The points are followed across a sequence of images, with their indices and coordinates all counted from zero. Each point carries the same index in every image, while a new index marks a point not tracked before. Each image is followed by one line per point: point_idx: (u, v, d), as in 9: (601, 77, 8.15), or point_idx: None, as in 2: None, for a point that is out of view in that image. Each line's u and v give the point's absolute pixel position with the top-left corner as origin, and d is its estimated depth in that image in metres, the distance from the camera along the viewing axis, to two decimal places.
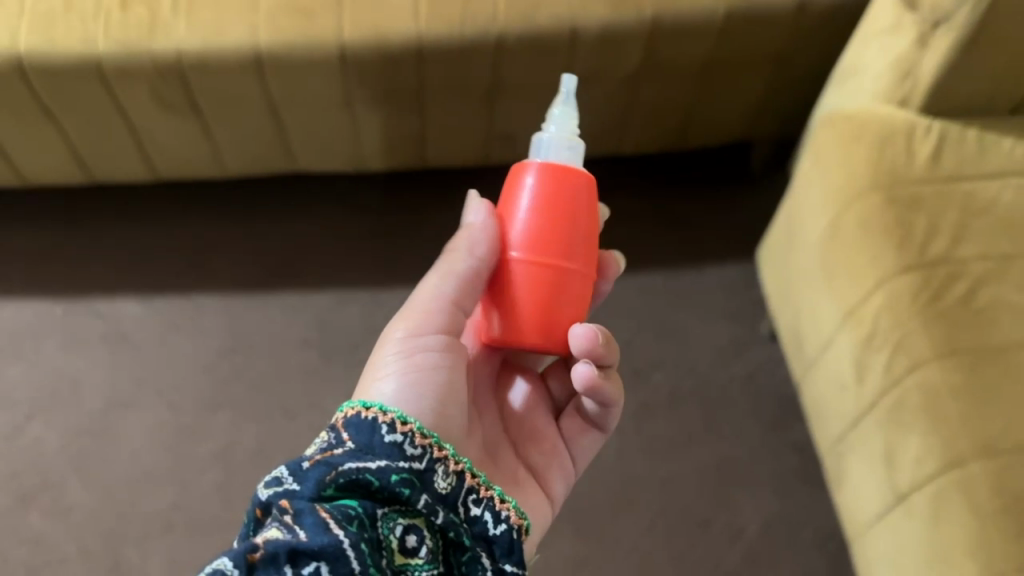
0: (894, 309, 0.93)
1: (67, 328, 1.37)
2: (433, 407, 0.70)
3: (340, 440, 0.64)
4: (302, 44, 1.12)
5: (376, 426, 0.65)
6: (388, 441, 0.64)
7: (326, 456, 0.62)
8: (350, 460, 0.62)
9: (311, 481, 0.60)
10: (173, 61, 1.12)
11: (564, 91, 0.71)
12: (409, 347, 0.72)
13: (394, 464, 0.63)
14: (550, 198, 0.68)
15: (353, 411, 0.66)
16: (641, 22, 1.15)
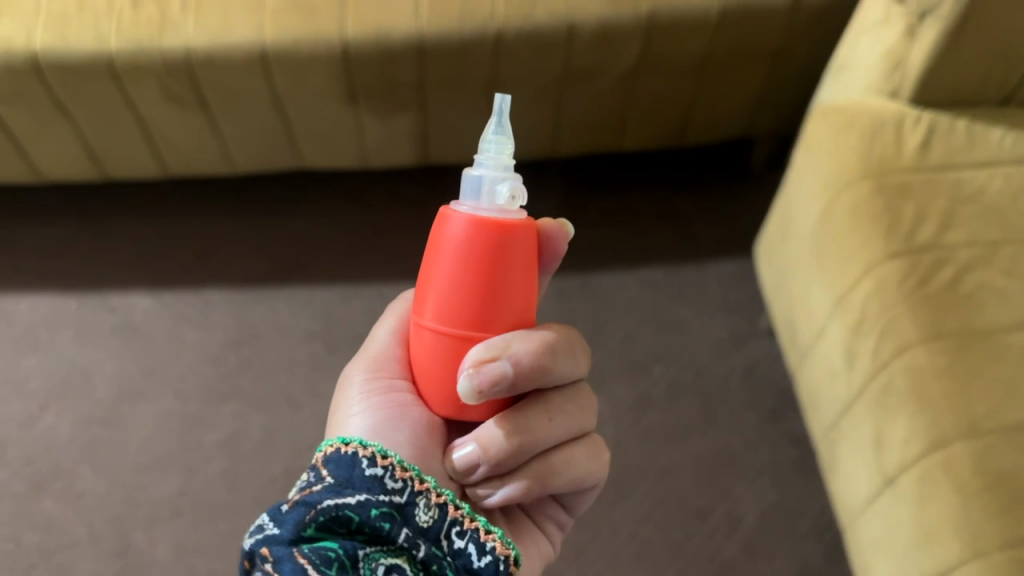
0: (883, 293, 0.95)
1: (81, 321, 1.41)
2: (408, 441, 0.63)
3: (319, 478, 0.58)
4: (306, 41, 1.15)
5: (355, 464, 0.59)
6: (368, 474, 0.58)
7: (304, 496, 0.56)
8: (327, 498, 0.56)
9: (289, 525, 0.55)
10: (182, 58, 1.16)
11: (497, 111, 0.59)
12: (374, 391, 0.66)
13: (372, 499, 0.57)
14: (472, 260, 0.57)
15: (331, 449, 0.60)
16: (636, 17, 1.18)
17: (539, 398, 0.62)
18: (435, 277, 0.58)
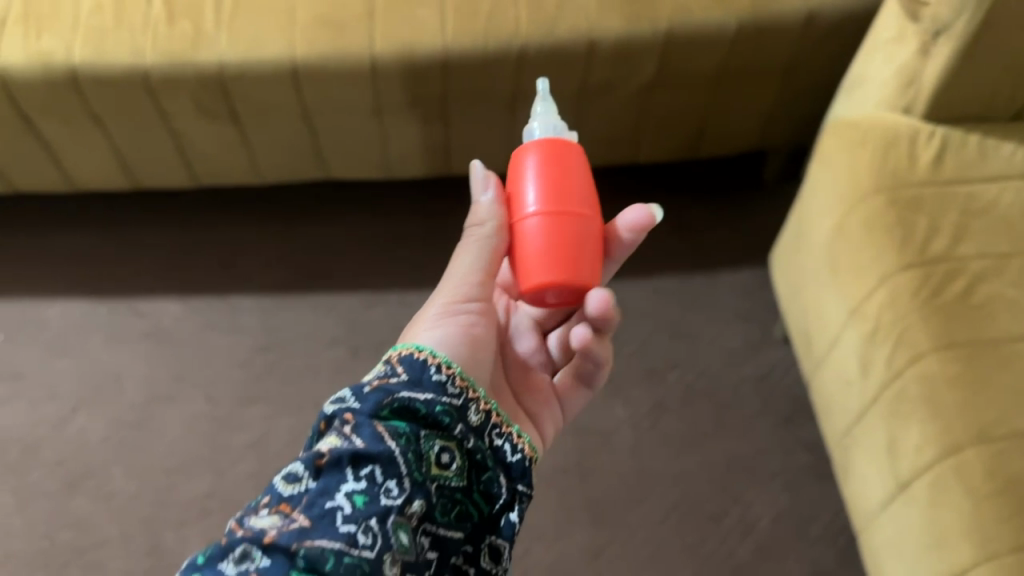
0: (897, 304, 0.98)
1: (112, 326, 1.45)
2: (467, 359, 0.76)
3: (394, 371, 0.71)
4: (334, 55, 1.19)
5: (427, 366, 0.72)
6: (435, 378, 0.72)
7: (383, 383, 0.69)
8: (404, 389, 0.69)
9: (371, 400, 0.67)
10: (214, 73, 1.20)
11: (541, 88, 0.76)
12: (446, 310, 0.78)
13: (438, 395, 0.71)
14: (549, 158, 0.72)
15: (407, 351, 0.73)
16: (655, 34, 1.21)
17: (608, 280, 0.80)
18: (524, 183, 0.72)
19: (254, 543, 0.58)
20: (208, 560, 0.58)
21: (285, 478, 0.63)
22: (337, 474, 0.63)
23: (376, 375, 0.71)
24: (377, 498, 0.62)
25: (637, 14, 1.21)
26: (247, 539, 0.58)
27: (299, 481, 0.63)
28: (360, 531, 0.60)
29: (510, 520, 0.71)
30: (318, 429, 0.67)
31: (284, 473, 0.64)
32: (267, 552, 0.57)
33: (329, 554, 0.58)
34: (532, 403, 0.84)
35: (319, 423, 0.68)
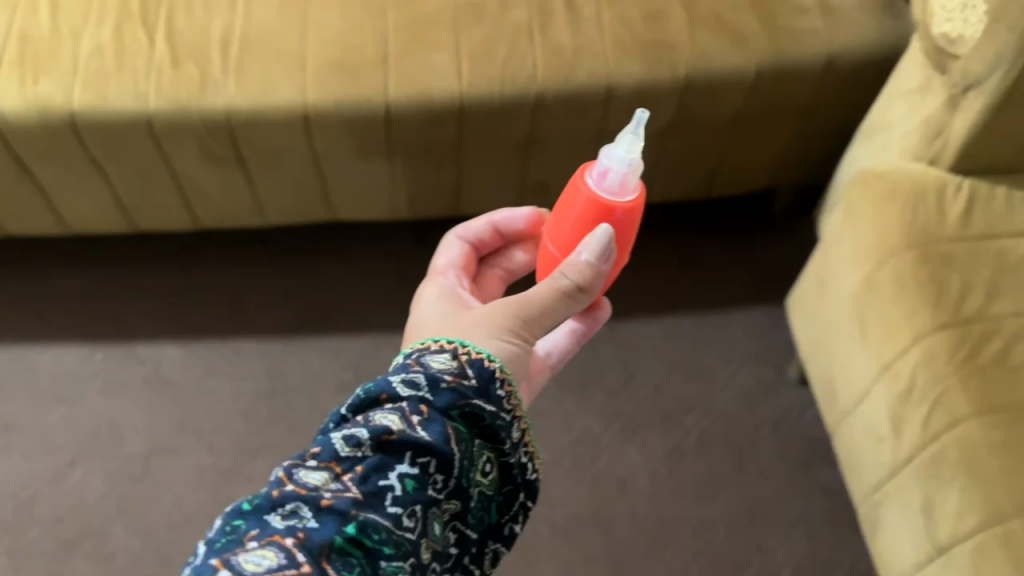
0: (931, 365, 0.96)
1: (109, 374, 1.39)
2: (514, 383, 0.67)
3: (464, 372, 0.62)
4: (347, 102, 1.16)
5: (494, 380, 0.63)
6: (499, 394, 0.63)
7: (458, 383, 0.61)
8: (476, 396, 0.61)
9: (444, 397, 0.59)
10: (222, 119, 1.15)
11: (637, 118, 0.68)
12: (512, 322, 0.68)
13: (501, 408, 0.63)
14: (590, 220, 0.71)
15: (478, 355, 0.63)
16: (674, 80, 1.19)
17: None
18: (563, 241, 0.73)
19: (306, 503, 0.53)
20: (254, 510, 0.53)
21: (343, 440, 0.56)
22: (398, 454, 0.56)
23: (448, 368, 0.61)
24: (426, 488, 0.57)
25: (656, 60, 1.19)
26: (299, 497, 0.53)
27: (358, 446, 0.56)
28: (407, 515, 0.55)
29: (513, 529, 0.67)
30: (378, 397, 0.59)
31: (344, 433, 0.56)
32: (319, 514, 0.52)
33: (377, 534, 0.53)
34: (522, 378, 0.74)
35: (378, 391, 0.59)
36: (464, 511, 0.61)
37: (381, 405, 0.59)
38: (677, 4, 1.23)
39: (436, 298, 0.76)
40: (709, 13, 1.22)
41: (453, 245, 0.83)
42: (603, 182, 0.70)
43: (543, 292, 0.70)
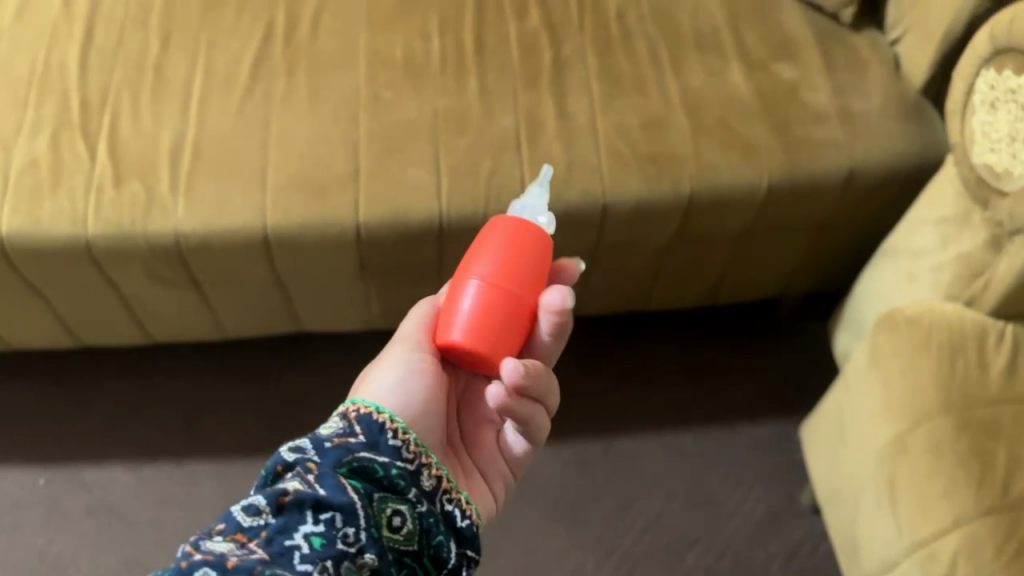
0: (977, 557, 0.82)
1: (52, 503, 1.26)
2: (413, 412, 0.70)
3: (351, 431, 0.63)
4: (312, 223, 1.02)
5: (384, 431, 0.64)
6: (391, 444, 0.64)
7: (344, 441, 0.61)
8: (363, 450, 0.62)
9: (333, 454, 0.60)
10: (171, 244, 1.02)
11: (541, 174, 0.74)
12: (400, 360, 0.73)
13: (395, 456, 0.63)
14: (520, 234, 0.69)
15: (365, 410, 0.65)
16: (678, 196, 1.06)
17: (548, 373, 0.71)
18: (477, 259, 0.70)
19: (213, 568, 0.50)
20: None
21: (243, 509, 0.54)
22: (301, 513, 0.54)
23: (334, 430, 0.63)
24: (337, 541, 0.54)
25: (658, 174, 1.06)
26: (206, 564, 0.50)
27: (258, 514, 0.54)
28: (319, 570, 0.52)
29: None
30: (273, 470, 0.59)
31: (244, 503, 0.55)
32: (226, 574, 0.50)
33: None
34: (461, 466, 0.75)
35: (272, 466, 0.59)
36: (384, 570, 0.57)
37: (280, 476, 0.58)
38: (681, 109, 1.10)
39: None
40: (717, 120, 1.09)
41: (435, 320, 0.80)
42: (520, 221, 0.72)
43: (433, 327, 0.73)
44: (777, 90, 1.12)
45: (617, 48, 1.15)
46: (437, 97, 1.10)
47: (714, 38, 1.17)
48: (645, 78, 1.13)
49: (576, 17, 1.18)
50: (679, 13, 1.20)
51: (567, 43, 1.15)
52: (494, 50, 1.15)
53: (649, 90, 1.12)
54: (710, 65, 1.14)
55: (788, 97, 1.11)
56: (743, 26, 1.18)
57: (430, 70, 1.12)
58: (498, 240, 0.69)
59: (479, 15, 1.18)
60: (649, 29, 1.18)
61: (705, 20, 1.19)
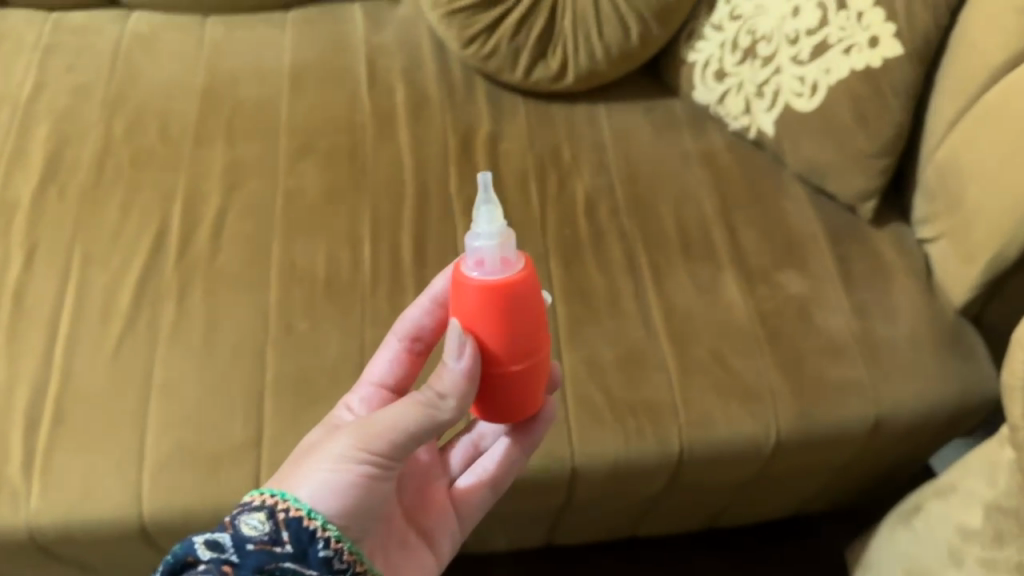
0: None
1: None
2: (351, 515, 0.59)
3: (278, 538, 0.55)
4: (202, 508, 0.80)
5: (315, 540, 0.56)
6: (322, 555, 0.56)
7: (269, 547, 0.54)
8: (290, 560, 0.54)
9: (251, 561, 0.53)
10: (22, 537, 0.80)
11: (483, 185, 0.54)
12: (357, 452, 0.58)
13: (325, 569, 0.56)
14: (507, 305, 0.55)
15: (295, 513, 0.56)
16: (666, 454, 0.84)
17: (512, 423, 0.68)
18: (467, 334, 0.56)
19: None
20: None
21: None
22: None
23: (262, 520, 0.55)
24: None
25: (641, 428, 0.84)
26: None
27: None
28: None
29: None
30: (183, 560, 0.53)
31: None
32: None
33: None
34: (422, 518, 0.68)
35: (182, 556, 0.53)
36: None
37: (188, 570, 0.53)
38: (666, 337, 0.89)
39: (319, 437, 0.65)
40: (711, 354, 0.88)
41: (392, 348, 0.70)
42: (484, 270, 0.55)
43: (396, 420, 0.58)
44: (782, 311, 0.91)
45: (588, 255, 0.95)
46: (365, 326, 0.89)
47: (704, 240, 0.97)
48: (621, 294, 0.92)
49: (538, 214, 0.98)
50: (662, 203, 0.99)
51: (527, 248, 0.95)
52: (437, 259, 0.94)
53: (627, 311, 0.91)
54: (700, 276, 0.94)
55: (797, 320, 0.91)
56: (740, 222, 0.98)
57: (357, 289, 0.91)
58: (480, 318, 0.56)
59: (421, 210, 0.97)
60: (626, 227, 0.98)
61: (693, 214, 0.99)
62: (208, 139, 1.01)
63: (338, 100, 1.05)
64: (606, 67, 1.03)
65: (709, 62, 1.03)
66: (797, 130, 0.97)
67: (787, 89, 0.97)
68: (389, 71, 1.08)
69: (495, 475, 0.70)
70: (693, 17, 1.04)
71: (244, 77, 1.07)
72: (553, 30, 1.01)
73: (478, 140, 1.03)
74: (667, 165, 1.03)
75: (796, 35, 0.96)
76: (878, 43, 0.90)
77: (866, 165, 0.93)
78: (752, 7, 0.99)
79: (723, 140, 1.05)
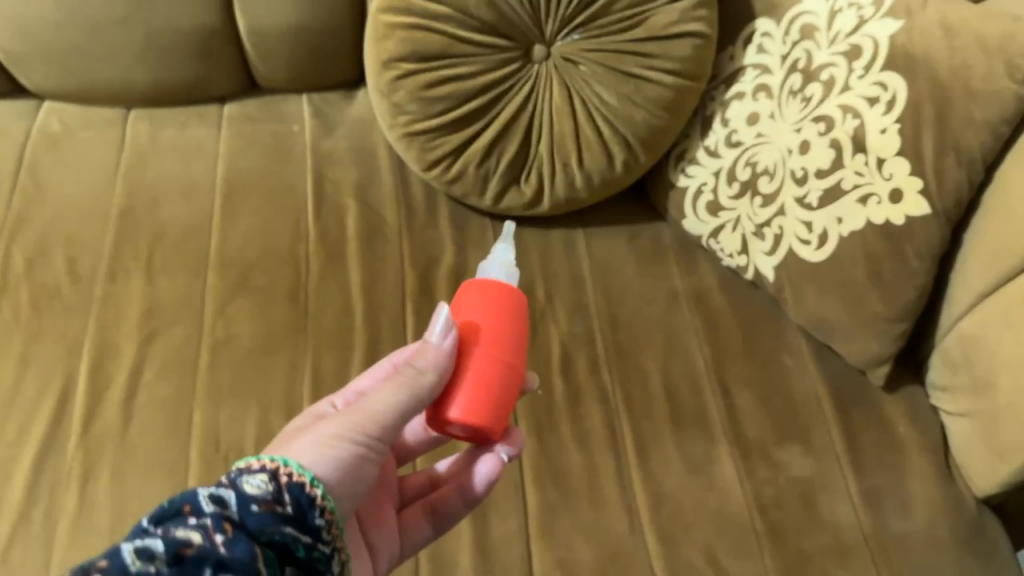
0: None
1: None
2: (343, 499, 0.50)
3: (280, 500, 0.46)
4: None
5: (314, 506, 0.47)
6: (318, 523, 0.47)
7: (274, 507, 0.45)
8: (289, 526, 0.46)
9: (255, 519, 0.44)
10: None
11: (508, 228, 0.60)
12: (347, 433, 0.51)
13: (320, 539, 0.47)
14: (503, 304, 0.56)
15: (297, 478, 0.47)
16: None
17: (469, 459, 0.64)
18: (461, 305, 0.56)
19: None
20: None
21: (133, 551, 0.39)
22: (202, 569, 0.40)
23: (262, 482, 0.46)
24: None
25: None
26: None
27: (149, 563, 0.39)
28: None
29: None
30: (176, 510, 0.43)
31: (132, 545, 0.39)
32: None
33: None
34: (369, 524, 0.62)
35: (177, 505, 0.44)
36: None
37: (179, 519, 0.43)
38: (652, 530, 0.78)
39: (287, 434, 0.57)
40: (703, 556, 0.77)
41: None
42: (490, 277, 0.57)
43: (394, 404, 0.52)
44: (784, 499, 0.80)
45: (564, 425, 0.83)
46: None
47: (696, 407, 0.85)
48: (602, 475, 0.80)
49: None
50: (648, 359, 0.87)
51: None
52: None
53: (608, 499, 0.79)
54: (691, 453, 0.82)
55: (800, 511, 0.80)
56: (735, 384, 0.86)
57: None
58: (474, 298, 0.56)
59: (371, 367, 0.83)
60: (608, 389, 0.85)
61: (683, 373, 0.87)
62: (123, 274, 0.87)
63: (278, 225, 0.92)
64: (586, 195, 0.91)
65: (703, 190, 0.91)
66: (801, 280, 0.86)
67: (792, 232, 0.86)
68: (339, 187, 0.95)
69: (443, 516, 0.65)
70: (685, 138, 0.93)
71: (171, 197, 0.93)
72: (527, 154, 0.88)
73: (439, 277, 0.90)
74: (653, 308, 0.90)
75: (804, 174, 0.84)
76: (900, 196, 0.79)
77: (881, 330, 0.82)
78: (753, 135, 0.88)
79: (715, 277, 0.93)
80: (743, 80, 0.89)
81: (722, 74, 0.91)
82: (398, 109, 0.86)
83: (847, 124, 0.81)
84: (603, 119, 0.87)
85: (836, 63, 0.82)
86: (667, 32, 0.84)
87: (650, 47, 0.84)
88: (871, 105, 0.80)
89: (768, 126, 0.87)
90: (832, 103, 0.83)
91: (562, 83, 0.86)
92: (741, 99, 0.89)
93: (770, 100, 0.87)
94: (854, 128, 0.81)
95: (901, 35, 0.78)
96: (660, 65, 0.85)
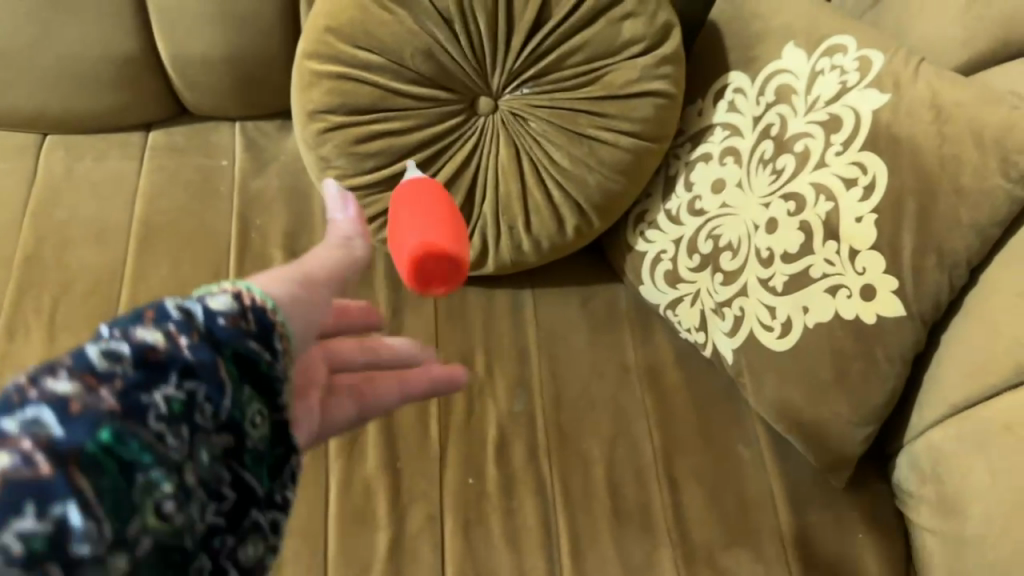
0: None
1: None
2: (304, 320, 0.42)
3: (246, 320, 0.37)
4: None
5: (275, 336, 0.38)
6: (279, 352, 0.38)
7: (241, 325, 0.37)
8: (255, 345, 0.37)
9: (222, 335, 0.36)
10: None
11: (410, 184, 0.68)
12: (287, 277, 0.42)
13: (286, 381, 0.38)
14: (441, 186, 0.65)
15: (262, 304, 0.39)
16: None
17: (393, 368, 0.52)
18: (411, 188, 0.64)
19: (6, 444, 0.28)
20: None
21: (103, 351, 0.32)
22: (167, 375, 0.33)
23: (231, 295, 0.38)
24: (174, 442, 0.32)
25: None
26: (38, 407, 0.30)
27: (117, 364, 0.32)
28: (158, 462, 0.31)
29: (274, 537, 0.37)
30: (136, 314, 0.35)
31: (105, 346, 0.33)
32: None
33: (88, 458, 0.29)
34: (300, 380, 0.44)
35: (140, 311, 0.36)
36: (243, 440, 0.36)
37: (136, 323, 0.34)
38: None
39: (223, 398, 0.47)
40: None
41: None
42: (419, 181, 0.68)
43: (333, 258, 0.46)
44: None
45: (495, 520, 0.76)
46: None
47: (639, 503, 0.78)
48: None
49: (435, 455, 0.78)
50: (591, 444, 0.80)
51: (417, 508, 0.76)
52: (300, 524, 0.74)
53: None
54: (630, 556, 0.76)
55: None
56: (683, 477, 0.79)
57: None
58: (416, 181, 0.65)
59: None
60: (545, 479, 0.78)
61: (628, 463, 0.80)
62: (23, 332, 0.79)
63: (196, 277, 0.84)
64: (535, 259, 0.83)
65: (661, 257, 0.83)
66: (762, 368, 0.78)
67: (753, 315, 0.78)
68: (266, 236, 0.87)
69: (389, 390, 0.50)
70: (646, 197, 0.84)
71: (80, 241, 0.85)
72: (468, 214, 0.80)
73: None
74: (602, 385, 0.83)
75: (769, 254, 0.76)
76: (872, 293, 0.71)
77: (845, 433, 0.75)
78: (718, 204, 0.80)
79: (672, 350, 0.86)
80: (711, 140, 0.81)
81: (689, 130, 0.82)
82: (325, 163, 0.78)
83: (820, 206, 0.73)
84: (553, 181, 0.79)
85: (812, 134, 0.74)
86: (627, 91, 0.76)
87: (606, 107, 0.76)
88: (847, 187, 0.71)
89: (735, 195, 0.79)
90: (805, 179, 0.74)
91: (509, 140, 0.78)
92: (708, 162, 0.80)
93: (738, 167, 0.79)
94: (828, 211, 0.72)
95: (886, 112, 0.70)
96: (618, 126, 0.77)
